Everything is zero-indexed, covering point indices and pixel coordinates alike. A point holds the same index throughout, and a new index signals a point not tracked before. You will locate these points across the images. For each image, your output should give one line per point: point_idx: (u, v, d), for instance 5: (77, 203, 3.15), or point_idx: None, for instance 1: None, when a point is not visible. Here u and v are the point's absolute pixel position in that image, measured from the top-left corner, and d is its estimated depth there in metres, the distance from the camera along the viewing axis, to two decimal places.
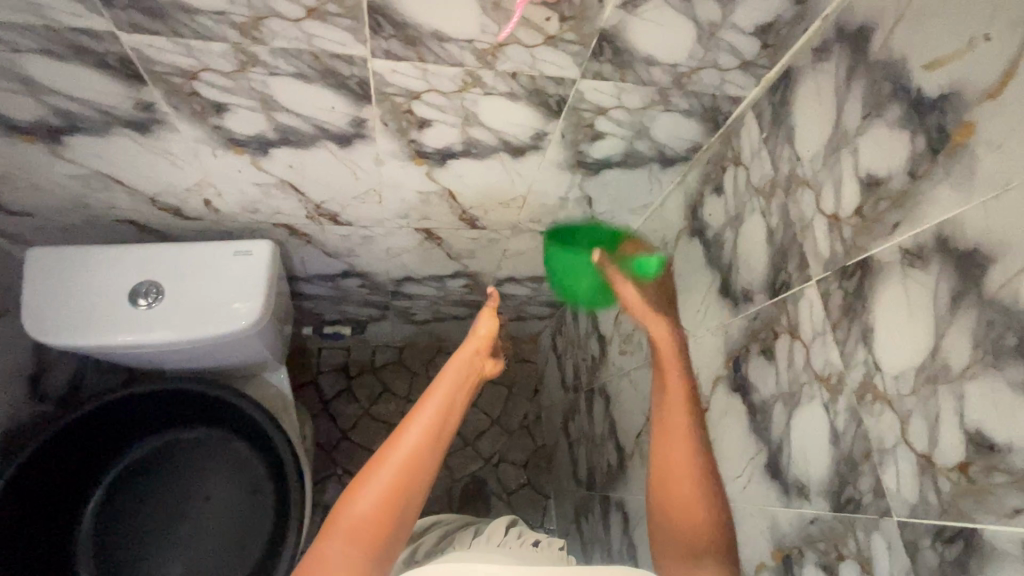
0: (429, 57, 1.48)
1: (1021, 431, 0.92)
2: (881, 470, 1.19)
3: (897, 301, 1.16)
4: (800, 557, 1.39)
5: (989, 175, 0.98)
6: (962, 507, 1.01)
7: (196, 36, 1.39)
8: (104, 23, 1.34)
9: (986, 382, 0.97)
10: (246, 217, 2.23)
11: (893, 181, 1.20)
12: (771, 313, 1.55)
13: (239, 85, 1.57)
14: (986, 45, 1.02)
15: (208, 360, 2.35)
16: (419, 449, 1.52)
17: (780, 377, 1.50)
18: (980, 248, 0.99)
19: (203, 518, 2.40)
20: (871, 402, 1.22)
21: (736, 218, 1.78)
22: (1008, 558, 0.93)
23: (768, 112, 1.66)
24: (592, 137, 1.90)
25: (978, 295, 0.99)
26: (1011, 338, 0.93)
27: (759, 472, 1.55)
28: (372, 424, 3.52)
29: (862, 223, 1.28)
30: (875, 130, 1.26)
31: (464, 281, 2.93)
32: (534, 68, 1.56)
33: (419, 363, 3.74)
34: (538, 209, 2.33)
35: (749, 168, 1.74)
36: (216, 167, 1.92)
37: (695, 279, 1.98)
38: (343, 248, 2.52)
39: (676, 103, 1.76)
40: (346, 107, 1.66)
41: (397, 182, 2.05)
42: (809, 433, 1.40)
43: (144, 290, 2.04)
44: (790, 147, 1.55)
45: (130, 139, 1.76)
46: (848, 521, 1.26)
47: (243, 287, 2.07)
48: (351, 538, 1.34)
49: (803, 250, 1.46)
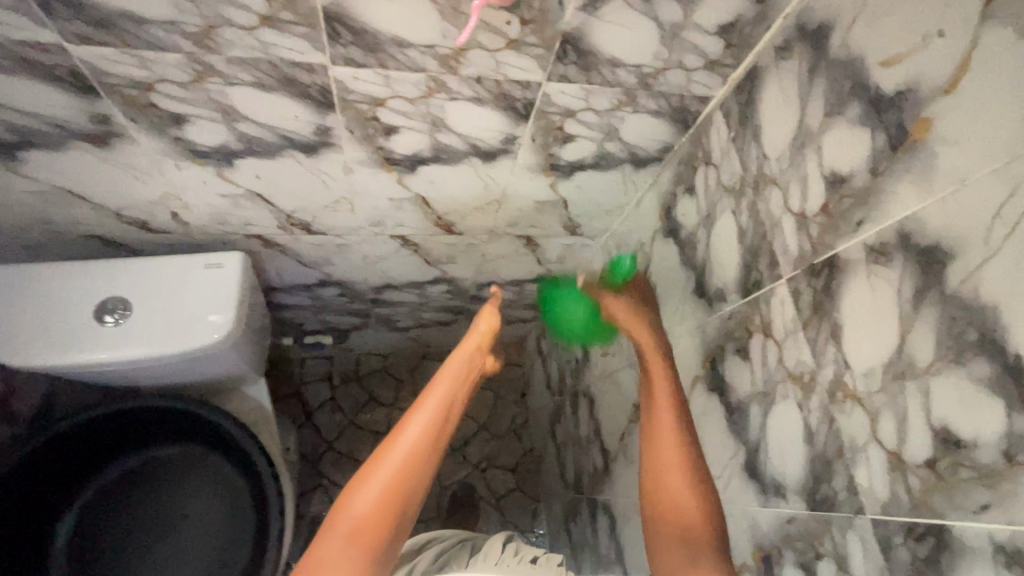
0: (390, 63, 1.45)
1: (985, 426, 0.91)
2: (854, 468, 1.17)
3: (864, 299, 1.14)
4: (780, 556, 1.36)
5: (947, 171, 0.97)
6: (932, 504, 1.00)
7: (148, 46, 1.34)
8: (50, 36, 1.29)
9: (952, 379, 0.96)
10: (216, 228, 2.17)
11: (855, 178, 1.18)
12: (745, 312, 1.52)
13: (197, 96, 1.52)
14: (940, 42, 1.01)
15: (179, 375, 2.27)
16: (423, 446, 1.42)
17: (756, 379, 1.48)
18: (939, 245, 0.98)
19: (181, 539, 2.29)
20: (842, 400, 1.20)
21: (708, 218, 1.75)
22: (980, 556, 0.92)
23: (735, 111, 1.63)
24: (563, 141, 1.88)
25: (940, 292, 0.98)
26: (973, 333, 0.92)
27: (738, 472, 1.53)
28: (358, 433, 3.48)
29: (826, 221, 1.25)
30: (836, 128, 1.24)
31: (445, 286, 2.88)
32: (498, 73, 1.53)
33: (404, 370, 3.69)
34: (514, 213, 2.29)
35: (719, 168, 1.71)
36: (181, 179, 1.87)
37: (673, 279, 1.95)
38: (319, 257, 2.47)
39: (643, 104, 1.73)
40: (309, 115, 1.62)
41: (368, 189, 2.02)
42: (782, 435, 1.38)
43: (113, 306, 1.98)
44: (757, 146, 1.53)
45: (89, 153, 1.71)
46: (824, 521, 1.23)
47: (217, 298, 2.02)
48: (349, 539, 1.27)
49: (772, 249, 1.43)
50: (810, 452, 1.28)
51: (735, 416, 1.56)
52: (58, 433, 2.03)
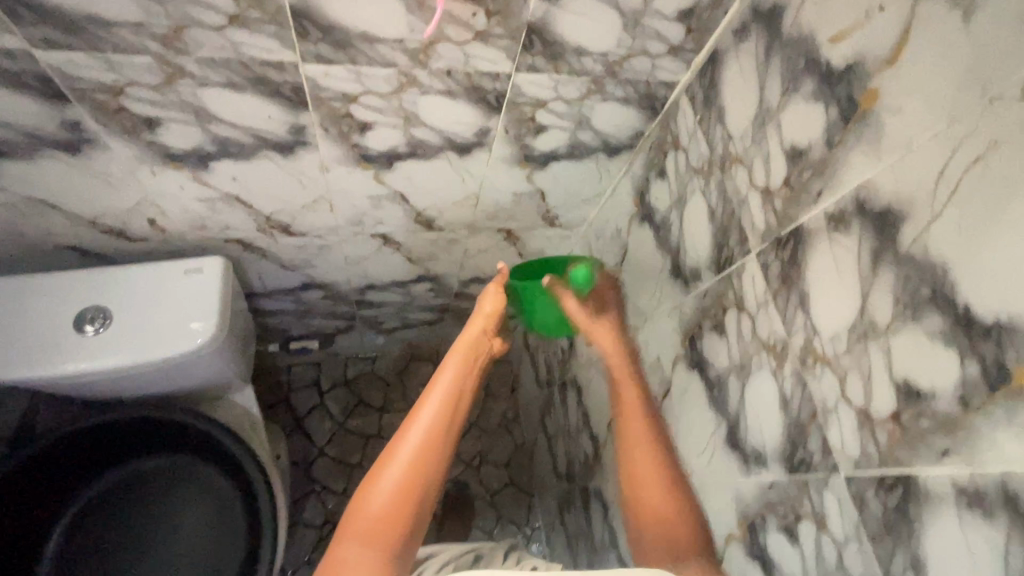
0: (361, 59, 1.36)
1: (942, 375, 0.85)
2: (827, 429, 1.08)
3: (826, 266, 1.08)
4: (764, 522, 1.24)
5: (896, 136, 0.93)
6: (897, 454, 0.93)
7: (116, 49, 1.24)
8: (14, 41, 1.18)
9: (909, 331, 0.90)
10: (196, 235, 1.95)
11: (813, 151, 1.11)
12: (719, 289, 1.43)
13: (169, 99, 1.40)
14: (883, 16, 0.96)
15: (162, 387, 2.05)
16: (435, 436, 1.34)
17: (733, 351, 1.36)
18: (892, 208, 0.93)
19: (173, 549, 2.06)
20: (812, 364, 1.12)
21: (680, 201, 1.65)
22: (952, 510, 0.84)
23: (700, 95, 1.55)
24: (536, 131, 1.75)
25: (894, 252, 0.93)
26: (926, 288, 0.87)
27: (720, 446, 1.40)
28: (350, 437, 3.18)
29: (789, 194, 1.19)
30: (793, 105, 1.17)
31: (429, 284, 2.66)
32: (469, 66, 1.44)
33: (392, 372, 3.39)
34: (494, 207, 2.12)
35: (687, 151, 1.62)
36: (157, 185, 1.69)
37: (648, 261, 1.82)
38: (299, 260, 2.23)
39: (611, 91, 1.64)
40: (283, 115, 1.50)
41: (344, 188, 1.84)
42: (761, 404, 1.27)
43: (90, 315, 1.79)
44: (722, 127, 1.45)
45: (60, 163, 1.54)
46: (802, 483, 1.14)
47: (200, 302, 1.84)
48: (366, 539, 1.18)
49: (742, 225, 1.35)
50: (788, 418, 1.18)
51: (714, 390, 1.44)
52: (40, 447, 1.82)
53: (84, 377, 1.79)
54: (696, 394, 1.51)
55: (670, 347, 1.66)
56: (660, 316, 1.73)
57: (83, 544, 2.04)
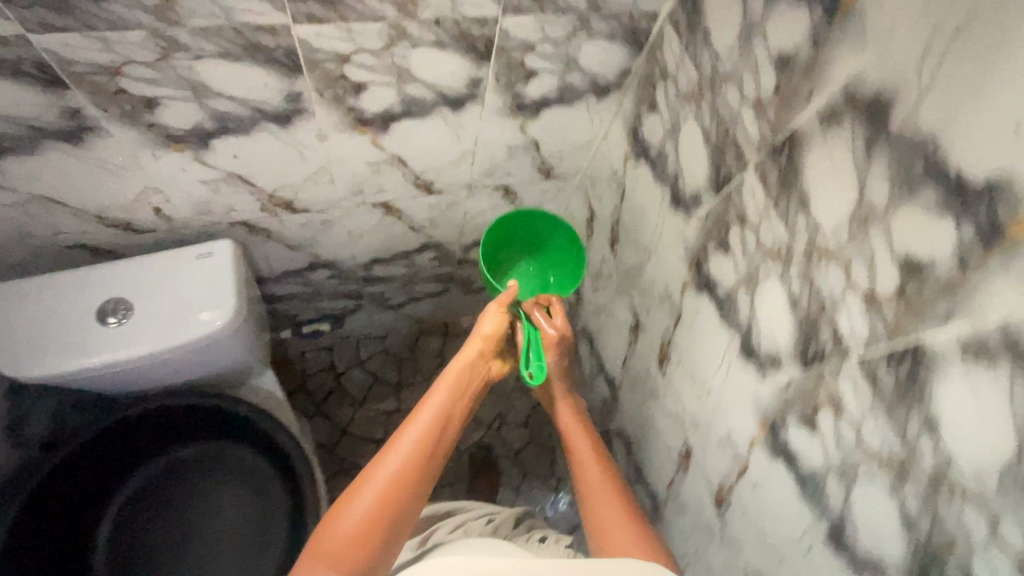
0: (352, 14, 1.18)
1: (941, 242, 0.78)
2: (837, 319, 0.97)
3: (820, 164, 0.98)
4: (784, 420, 1.13)
5: (878, 28, 0.84)
6: (902, 325, 0.85)
7: (112, 26, 1.09)
8: (11, 27, 1.04)
9: (907, 209, 0.82)
10: (202, 221, 1.70)
11: (799, 53, 1.00)
12: (719, 209, 1.28)
13: (166, 76, 1.22)
14: None
15: (195, 371, 1.77)
16: (418, 457, 1.26)
17: (734, 260, 1.25)
18: (881, 96, 0.85)
19: (217, 536, 1.91)
20: (818, 260, 1.00)
21: (675, 128, 1.43)
22: (959, 373, 0.77)
23: (684, 20, 1.32)
24: (528, 76, 1.48)
25: (886, 136, 0.85)
26: (920, 163, 0.80)
27: (737, 358, 1.27)
28: (370, 415, 2.66)
29: (778, 102, 1.06)
30: (776, 12, 1.04)
31: (433, 254, 2.24)
32: (457, 13, 1.25)
33: (400, 345, 2.84)
34: (489, 163, 1.79)
35: (676, 81, 1.39)
36: (159, 169, 1.47)
37: (647, 197, 1.62)
38: (305, 238, 1.91)
39: (597, 29, 1.39)
40: (281, 84, 1.31)
41: (343, 157, 1.60)
42: (770, 303, 1.14)
43: (108, 308, 1.55)
44: (709, 48, 1.25)
45: (63, 154, 1.35)
46: (818, 375, 1.02)
47: (216, 286, 1.60)
48: (333, 561, 1.07)
49: (738, 141, 1.19)
50: (795, 312, 1.07)
51: (719, 302, 1.32)
52: (69, 454, 1.66)
53: (115, 370, 1.56)
54: (706, 313, 1.37)
55: (672, 269, 1.54)
56: (660, 245, 1.59)
57: (127, 540, 1.89)
